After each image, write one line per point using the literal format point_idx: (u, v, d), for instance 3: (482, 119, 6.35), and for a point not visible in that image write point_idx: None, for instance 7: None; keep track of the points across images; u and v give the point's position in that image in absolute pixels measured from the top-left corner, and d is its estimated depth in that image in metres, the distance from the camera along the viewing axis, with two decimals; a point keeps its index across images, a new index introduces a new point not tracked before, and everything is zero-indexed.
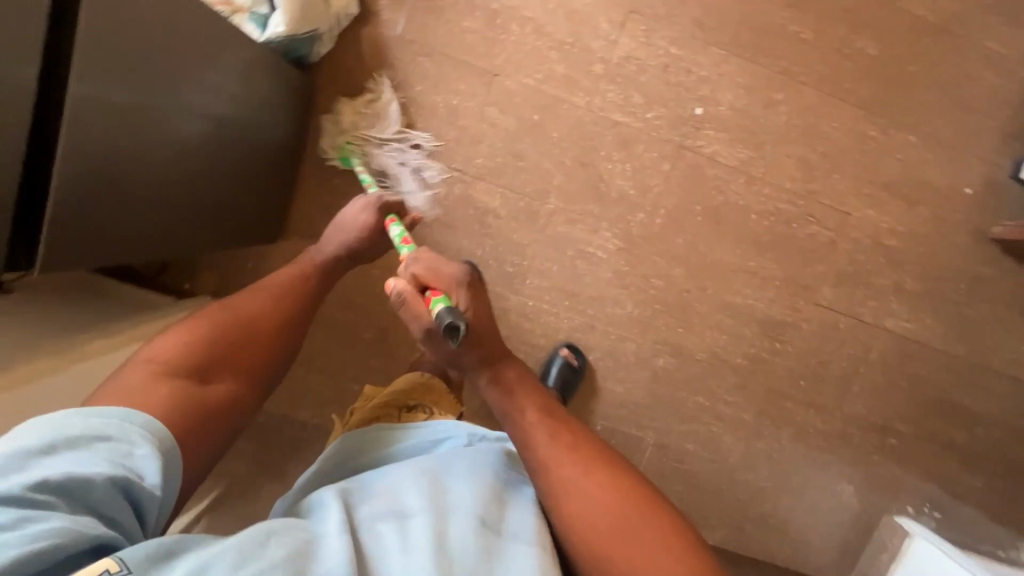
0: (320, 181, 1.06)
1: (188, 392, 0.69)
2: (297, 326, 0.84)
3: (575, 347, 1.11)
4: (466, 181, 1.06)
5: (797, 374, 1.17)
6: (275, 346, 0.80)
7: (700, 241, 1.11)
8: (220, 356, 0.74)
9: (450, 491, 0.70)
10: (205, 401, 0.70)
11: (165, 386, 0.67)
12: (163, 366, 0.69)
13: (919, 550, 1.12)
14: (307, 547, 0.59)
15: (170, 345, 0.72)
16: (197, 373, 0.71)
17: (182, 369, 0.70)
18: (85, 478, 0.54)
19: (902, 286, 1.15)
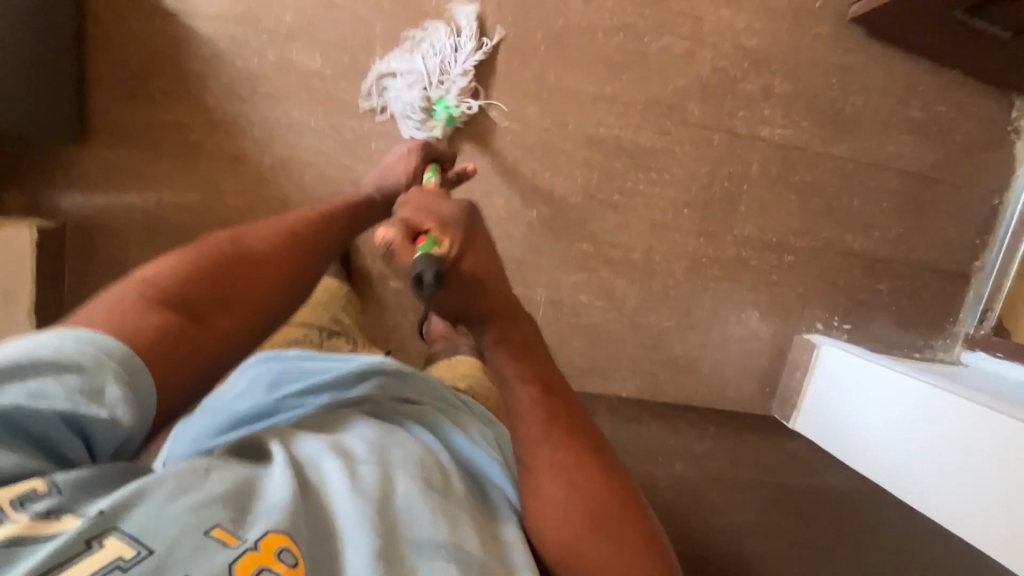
0: (115, 68, 0.95)
1: (184, 332, 0.53)
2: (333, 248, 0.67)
3: None
4: (280, 42, 0.97)
5: (680, 203, 1.11)
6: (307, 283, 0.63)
7: (549, 71, 1.03)
8: (231, 282, 0.57)
9: (408, 447, 0.58)
10: (198, 344, 0.54)
11: (146, 308, 0.52)
12: (157, 287, 0.53)
13: (828, 358, 1.13)
14: (249, 482, 0.48)
15: (161, 268, 0.55)
16: (194, 306, 0.54)
17: (173, 287, 0.54)
18: (35, 412, 0.42)
19: (772, 90, 1.09)
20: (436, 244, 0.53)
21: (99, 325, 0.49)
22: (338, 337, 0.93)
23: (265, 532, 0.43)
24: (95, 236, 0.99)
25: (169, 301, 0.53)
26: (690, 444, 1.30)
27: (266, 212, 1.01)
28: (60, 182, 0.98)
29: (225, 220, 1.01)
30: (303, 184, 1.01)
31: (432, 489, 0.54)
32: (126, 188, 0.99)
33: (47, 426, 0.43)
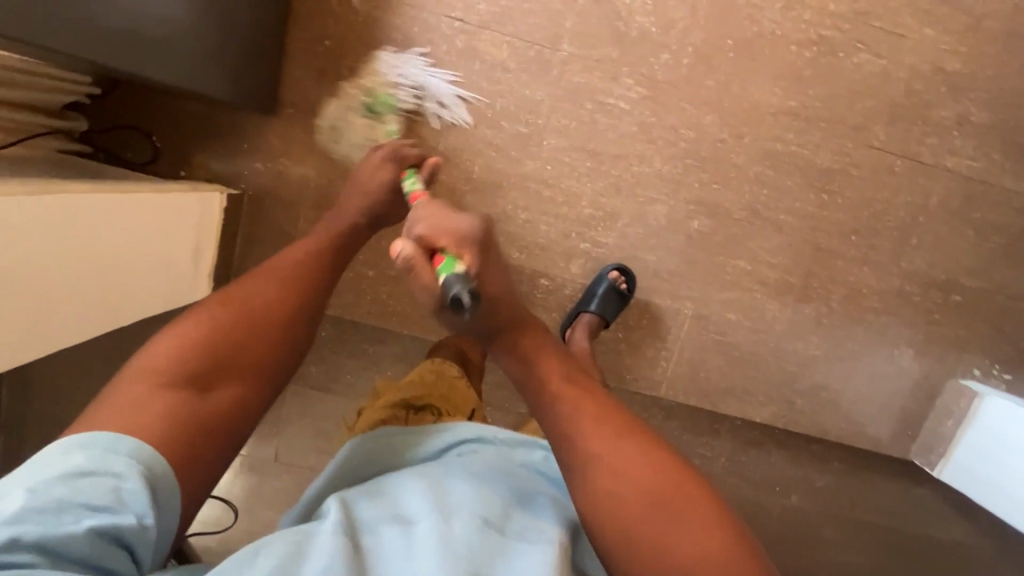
0: (309, 45, 0.98)
1: (190, 407, 0.55)
2: (304, 307, 0.69)
3: (624, 271, 1.05)
4: (469, 31, 0.97)
5: (848, 229, 1.06)
6: (279, 342, 0.65)
7: (734, 80, 0.99)
8: (224, 347, 0.60)
9: (450, 489, 0.57)
10: (208, 411, 0.57)
11: (159, 397, 0.55)
12: (169, 372, 0.56)
13: (991, 410, 1.06)
14: (301, 548, 0.49)
15: (164, 351, 0.58)
16: (197, 378, 0.57)
17: (172, 371, 0.57)
18: (65, 532, 0.44)
19: (966, 119, 1.02)
20: (458, 264, 0.57)
21: (128, 421, 0.52)
22: (425, 410, 0.85)
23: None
24: (269, 207, 1.03)
25: (173, 382, 0.56)
26: (812, 478, 1.26)
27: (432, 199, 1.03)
28: (242, 152, 1.01)
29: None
30: (471, 174, 1.02)
31: (490, 528, 0.53)
32: (301, 162, 1.01)
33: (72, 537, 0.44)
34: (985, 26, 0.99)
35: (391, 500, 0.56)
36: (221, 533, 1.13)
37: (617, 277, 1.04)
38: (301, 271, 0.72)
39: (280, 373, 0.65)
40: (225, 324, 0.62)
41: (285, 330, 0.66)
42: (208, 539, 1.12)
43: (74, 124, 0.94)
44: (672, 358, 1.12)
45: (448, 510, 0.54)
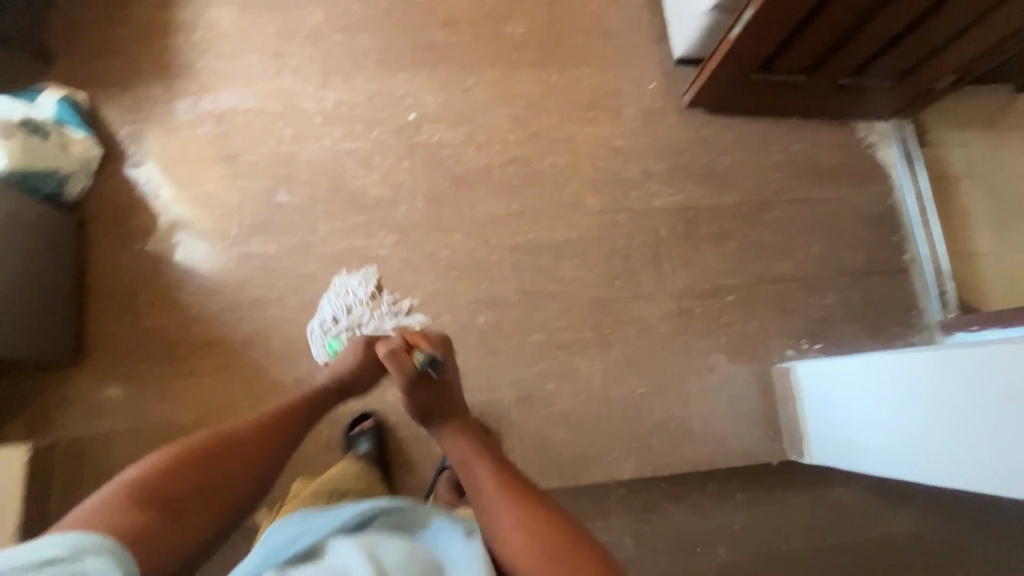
0: (109, 297, 1.15)
1: (161, 527, 0.63)
2: (285, 445, 0.79)
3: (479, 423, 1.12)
4: (243, 243, 1.19)
5: (609, 276, 1.23)
6: (240, 475, 0.72)
7: (463, 205, 1.24)
8: (187, 486, 0.67)
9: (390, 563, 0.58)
10: (172, 535, 0.64)
11: (127, 508, 0.62)
12: (149, 484, 0.65)
13: (805, 373, 1.13)
14: None
15: (143, 474, 0.66)
16: (170, 505, 0.65)
17: (142, 493, 0.64)
18: None
19: (650, 171, 1.30)
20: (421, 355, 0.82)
21: (87, 526, 0.60)
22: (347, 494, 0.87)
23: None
24: (87, 447, 1.08)
25: (150, 498, 0.64)
26: (726, 522, 1.16)
27: (242, 383, 1.12)
28: (56, 405, 1.09)
29: (205, 401, 1.11)
30: (271, 349, 1.13)
31: None
32: (112, 394, 1.10)
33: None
34: (625, 112, 1.33)
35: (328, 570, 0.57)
36: None
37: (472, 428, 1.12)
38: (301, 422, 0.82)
39: (233, 517, 0.71)
40: (225, 452, 0.72)
41: (251, 460, 0.73)
42: None
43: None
44: (517, 446, 1.13)
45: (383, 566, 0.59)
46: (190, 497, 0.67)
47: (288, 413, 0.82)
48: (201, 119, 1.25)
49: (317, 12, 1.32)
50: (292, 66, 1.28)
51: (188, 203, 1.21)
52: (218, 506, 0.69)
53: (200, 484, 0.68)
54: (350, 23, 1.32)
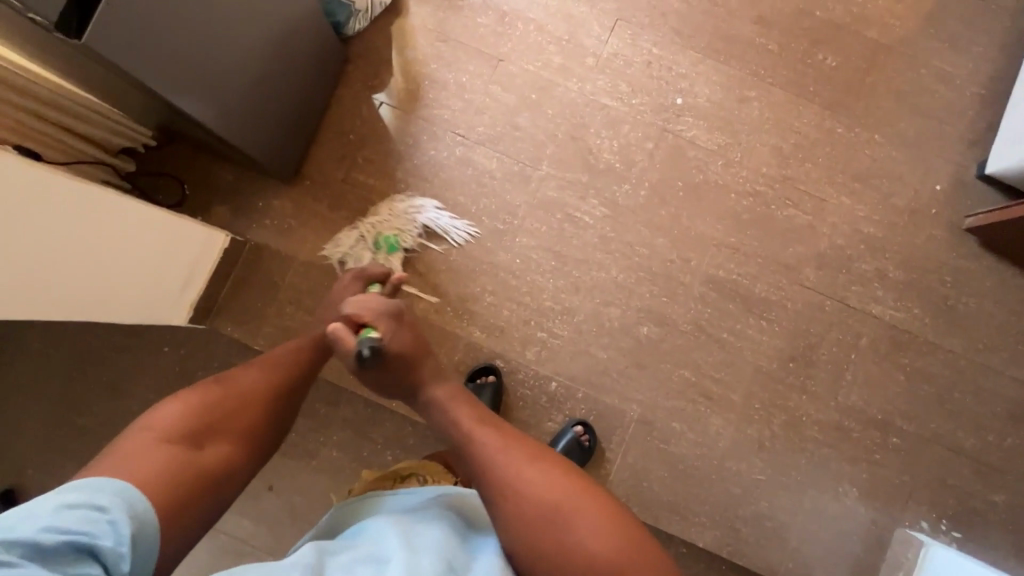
0: (337, 137, 1.19)
1: (185, 460, 0.61)
2: (297, 376, 0.76)
3: (586, 424, 1.11)
4: (468, 146, 1.18)
5: (787, 356, 1.15)
6: (258, 412, 0.69)
7: (683, 213, 1.17)
8: (210, 417, 0.65)
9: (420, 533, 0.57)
10: (194, 466, 0.61)
11: (153, 448, 0.60)
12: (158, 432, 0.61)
13: (936, 559, 0.99)
14: None
15: (160, 418, 0.63)
16: (192, 438, 0.63)
17: (152, 440, 0.61)
18: None
19: (885, 273, 1.17)
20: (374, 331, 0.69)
21: (117, 467, 0.57)
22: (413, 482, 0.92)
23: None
24: (265, 257, 1.15)
25: (170, 438, 0.62)
26: None
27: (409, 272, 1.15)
28: (256, 207, 1.17)
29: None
30: (448, 256, 1.15)
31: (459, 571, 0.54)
32: (303, 223, 1.16)
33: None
34: (893, 201, 1.19)
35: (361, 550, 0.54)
36: None
37: (577, 428, 1.10)
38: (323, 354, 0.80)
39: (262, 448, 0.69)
40: (226, 397, 0.68)
41: (264, 399, 0.71)
42: None
43: (123, 164, 1.11)
44: (617, 461, 1.12)
45: (414, 547, 0.54)
46: (210, 430, 0.65)
47: (295, 351, 0.78)
48: (485, 9, 1.21)
49: None
50: None
51: (437, 83, 1.20)
52: (234, 435, 0.67)
53: (209, 426, 0.65)
54: None
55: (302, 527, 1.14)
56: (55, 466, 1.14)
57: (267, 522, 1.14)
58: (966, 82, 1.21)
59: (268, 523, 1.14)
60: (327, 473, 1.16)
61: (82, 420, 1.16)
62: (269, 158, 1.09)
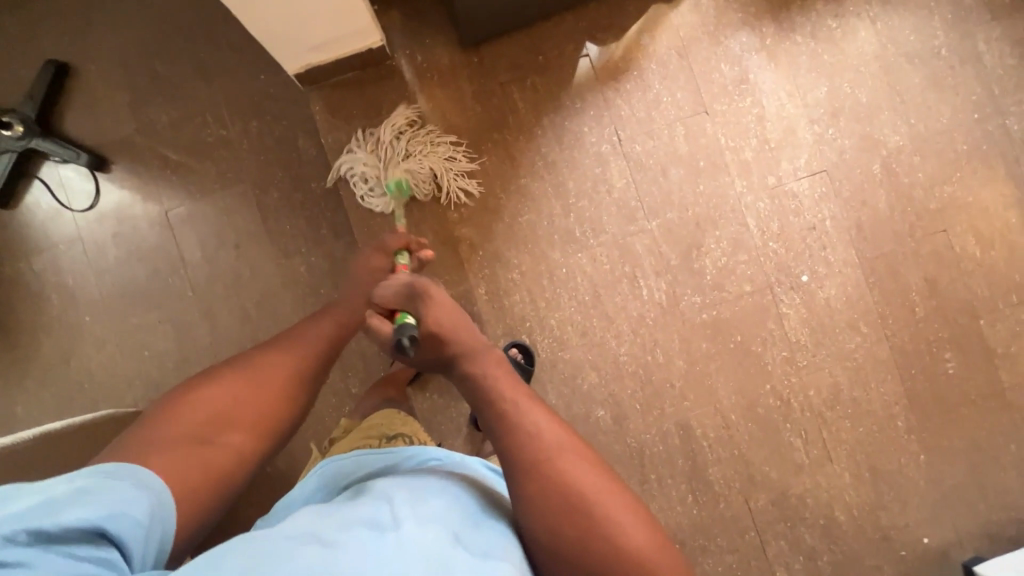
0: (529, 45, 1.15)
1: (198, 454, 0.66)
2: (317, 367, 0.81)
3: (525, 345, 1.11)
4: (614, 151, 1.14)
5: (679, 537, 1.12)
6: (279, 405, 0.76)
7: (716, 361, 1.13)
8: (229, 406, 0.71)
9: (427, 505, 0.60)
10: (206, 456, 0.67)
11: (173, 438, 0.65)
12: (182, 419, 0.67)
13: None
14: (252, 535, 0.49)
15: (187, 399, 0.69)
16: (208, 427, 0.68)
17: (168, 433, 0.66)
18: None
19: (816, 558, 1.12)
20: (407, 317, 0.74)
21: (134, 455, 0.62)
22: (396, 438, 0.92)
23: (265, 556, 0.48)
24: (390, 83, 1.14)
25: (192, 431, 0.67)
26: None
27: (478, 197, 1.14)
28: (421, 40, 1.14)
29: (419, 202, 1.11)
30: (518, 215, 1.13)
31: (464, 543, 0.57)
32: (441, 86, 1.14)
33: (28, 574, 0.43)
34: (880, 515, 1.12)
35: (361, 511, 0.56)
36: (69, 198, 1.21)
37: (514, 350, 1.10)
38: (325, 339, 0.83)
39: (276, 434, 0.76)
40: (254, 385, 0.74)
41: (285, 394, 0.77)
42: (61, 194, 1.21)
43: None
44: None
45: (422, 518, 0.57)
46: (227, 418, 0.71)
47: (301, 341, 0.81)
48: (735, 60, 1.14)
49: (901, 137, 1.14)
50: (827, 132, 1.14)
51: (642, 81, 1.14)
52: (248, 427, 0.72)
53: (227, 414, 0.71)
54: (899, 177, 1.14)
55: (231, 296, 1.19)
56: (115, 84, 1.20)
57: (214, 268, 1.20)
58: None
59: (215, 269, 1.20)
60: (283, 277, 1.19)
61: (158, 69, 1.20)
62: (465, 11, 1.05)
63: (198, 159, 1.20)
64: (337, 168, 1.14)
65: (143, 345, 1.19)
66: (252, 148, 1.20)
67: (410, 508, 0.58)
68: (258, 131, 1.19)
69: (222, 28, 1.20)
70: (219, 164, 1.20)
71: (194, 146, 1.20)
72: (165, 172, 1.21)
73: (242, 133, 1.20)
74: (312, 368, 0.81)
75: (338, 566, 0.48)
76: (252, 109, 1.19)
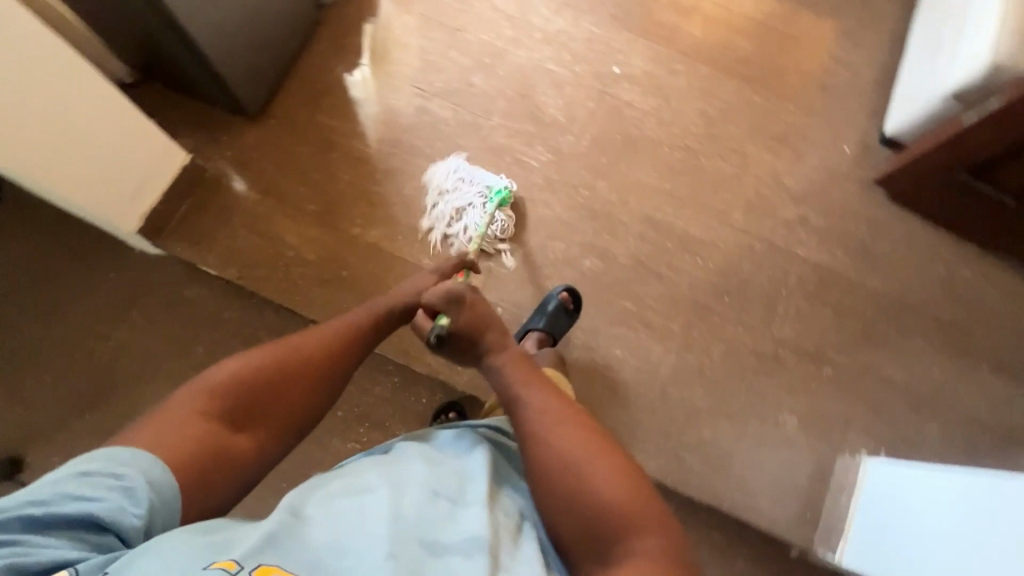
0: (304, 84, 1.28)
1: (220, 440, 0.67)
2: (348, 354, 0.82)
3: (574, 291, 1.13)
4: (426, 98, 1.29)
5: (721, 289, 1.20)
6: (307, 391, 0.76)
7: (621, 162, 1.27)
8: (259, 394, 0.72)
9: (404, 466, 0.65)
10: (229, 449, 0.67)
11: (200, 418, 0.67)
12: (214, 400, 0.68)
13: (874, 470, 1.08)
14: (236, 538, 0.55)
15: (227, 375, 0.71)
16: (236, 416, 0.70)
17: (191, 410, 0.67)
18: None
19: (807, 220, 1.27)
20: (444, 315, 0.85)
21: (158, 435, 0.63)
22: None
23: (259, 564, 0.52)
24: (224, 186, 1.20)
25: (216, 410, 0.68)
26: None
27: (362, 203, 1.20)
28: (220, 141, 1.22)
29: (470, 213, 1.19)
30: (402, 190, 1.22)
31: (439, 498, 0.62)
32: (265, 157, 1.22)
33: (41, 490, 0.55)
34: (810, 159, 1.31)
35: (347, 481, 0.63)
36: None
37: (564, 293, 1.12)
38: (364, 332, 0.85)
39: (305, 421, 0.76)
40: (286, 367, 0.75)
41: (314, 376, 0.77)
42: None
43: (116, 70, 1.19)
44: None
45: (402, 478, 0.63)
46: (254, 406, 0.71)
47: (345, 336, 0.83)
48: None
49: None
50: None
51: (401, 46, 1.32)
52: (273, 419, 0.73)
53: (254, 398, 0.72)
54: None
55: None
56: None
57: None
58: (866, 66, 1.38)
59: None
60: None
61: (10, 343, 1.13)
62: (238, 87, 1.16)
63: (107, 383, 1.12)
64: (235, 277, 1.16)
65: None
66: (148, 331, 1.15)
67: (386, 475, 0.63)
68: (145, 313, 1.16)
69: (45, 267, 1.17)
70: (130, 369, 1.13)
71: (93, 374, 1.12)
72: (84, 420, 1.10)
73: (131, 327, 1.15)
74: (344, 360, 0.82)
75: (310, 537, 0.55)
76: (124, 302, 1.16)
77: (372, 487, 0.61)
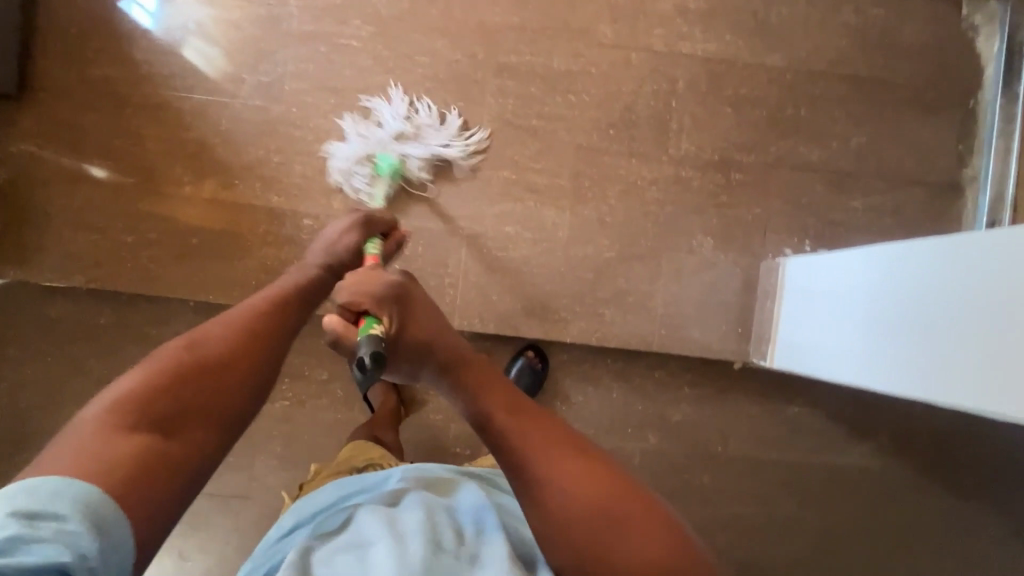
0: (57, 35, 1.05)
1: (149, 451, 0.54)
2: (276, 326, 0.68)
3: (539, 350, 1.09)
4: (204, 4, 1.05)
5: (604, 123, 1.06)
6: (236, 375, 0.62)
7: (454, 7, 1.06)
8: (183, 394, 0.58)
9: (402, 516, 0.62)
10: (162, 459, 0.54)
11: (112, 436, 0.53)
12: (121, 411, 0.54)
13: (793, 267, 1.00)
14: None
15: (131, 387, 0.57)
16: (161, 422, 0.56)
17: (96, 432, 0.53)
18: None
19: (686, 8, 1.07)
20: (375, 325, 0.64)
21: (61, 468, 0.50)
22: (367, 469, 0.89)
23: None
24: (25, 189, 1.04)
25: (129, 423, 0.54)
26: (665, 412, 1.11)
27: (184, 157, 1.05)
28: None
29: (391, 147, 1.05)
30: (220, 127, 1.05)
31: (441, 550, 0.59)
32: (56, 139, 1.04)
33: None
34: None
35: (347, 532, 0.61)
36: None
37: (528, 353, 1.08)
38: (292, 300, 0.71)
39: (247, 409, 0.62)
40: (201, 358, 0.60)
41: (243, 358, 0.63)
42: None
43: None
44: (461, 282, 1.05)
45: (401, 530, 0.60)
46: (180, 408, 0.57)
47: (264, 310, 0.69)
48: None
49: None
50: None
51: None
52: (207, 411, 0.59)
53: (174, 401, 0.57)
54: None
55: None
56: None
57: None
58: None
59: None
60: None
61: None
62: None
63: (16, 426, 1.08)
64: (82, 283, 1.05)
65: (178, 559, 1.10)
66: (29, 363, 1.08)
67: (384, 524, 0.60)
68: (17, 347, 1.08)
69: None
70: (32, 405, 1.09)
71: None
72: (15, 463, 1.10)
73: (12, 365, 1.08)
74: (274, 337, 0.67)
75: None
76: None
77: (370, 543, 0.59)
